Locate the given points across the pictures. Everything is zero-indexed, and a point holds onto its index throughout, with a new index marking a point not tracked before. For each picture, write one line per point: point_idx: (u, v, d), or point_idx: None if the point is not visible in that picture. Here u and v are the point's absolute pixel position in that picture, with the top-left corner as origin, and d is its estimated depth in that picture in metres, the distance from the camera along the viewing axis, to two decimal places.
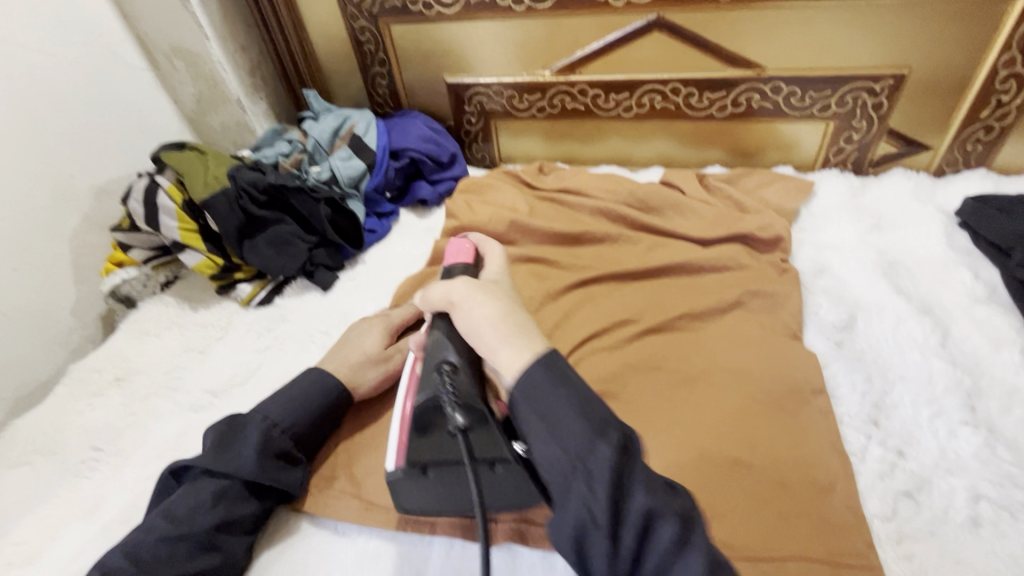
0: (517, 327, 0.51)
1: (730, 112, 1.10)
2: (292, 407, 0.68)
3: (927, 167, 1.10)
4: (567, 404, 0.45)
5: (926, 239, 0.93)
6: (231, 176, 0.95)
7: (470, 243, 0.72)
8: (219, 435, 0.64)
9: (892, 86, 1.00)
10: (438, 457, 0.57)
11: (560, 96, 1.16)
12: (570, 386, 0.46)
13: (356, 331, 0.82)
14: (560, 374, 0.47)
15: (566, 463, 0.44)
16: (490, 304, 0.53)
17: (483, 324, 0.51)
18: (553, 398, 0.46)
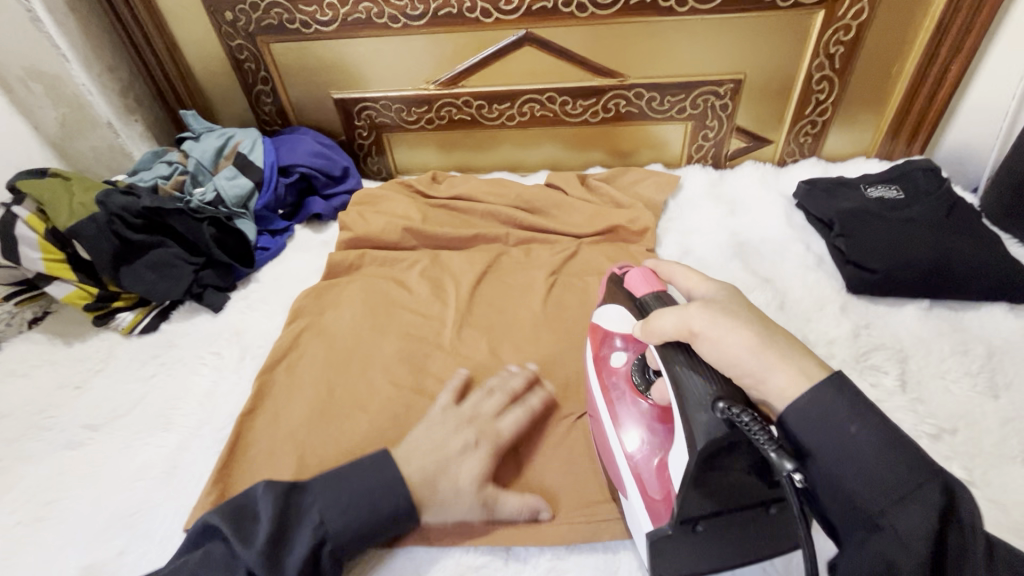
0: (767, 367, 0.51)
1: (603, 117, 1.21)
2: (350, 517, 0.59)
3: (772, 158, 1.26)
4: (844, 418, 0.46)
5: (771, 220, 1.07)
6: (100, 202, 0.91)
7: (643, 269, 0.66)
8: (270, 523, 0.57)
9: (733, 89, 1.15)
10: (710, 509, 0.52)
11: (446, 108, 1.21)
12: (880, 435, 0.45)
13: (452, 436, 0.67)
14: (843, 389, 0.47)
15: (892, 530, 0.42)
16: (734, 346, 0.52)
17: (737, 352, 0.52)
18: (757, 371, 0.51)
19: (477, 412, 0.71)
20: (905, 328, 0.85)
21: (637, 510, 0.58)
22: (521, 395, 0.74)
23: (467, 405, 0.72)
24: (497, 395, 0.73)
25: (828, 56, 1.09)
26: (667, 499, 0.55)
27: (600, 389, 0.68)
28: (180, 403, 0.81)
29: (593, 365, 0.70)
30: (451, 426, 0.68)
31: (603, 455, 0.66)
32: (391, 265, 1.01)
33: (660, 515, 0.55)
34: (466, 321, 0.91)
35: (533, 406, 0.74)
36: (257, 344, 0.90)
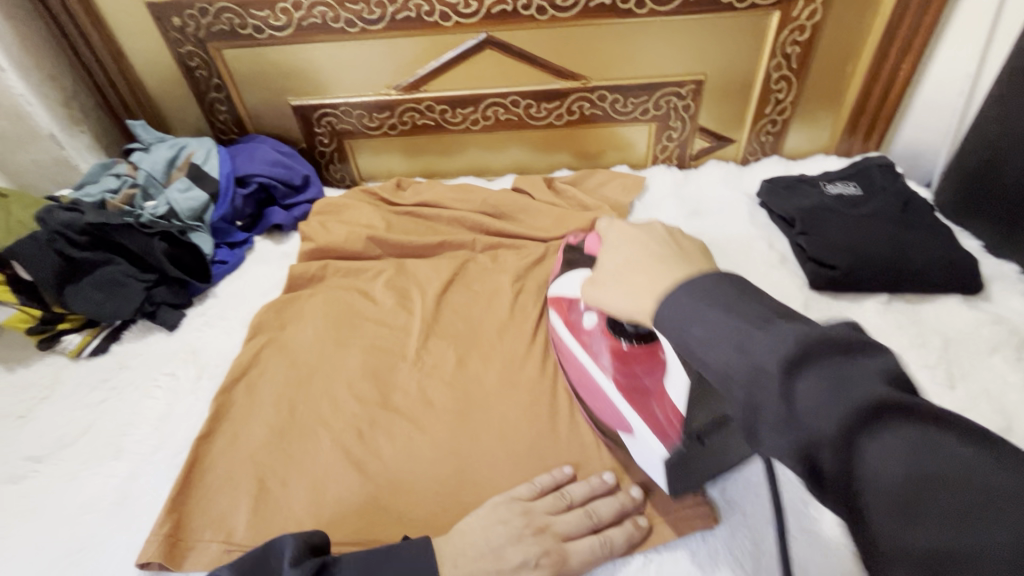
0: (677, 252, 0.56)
1: (567, 119, 1.20)
2: None
3: (735, 157, 1.28)
4: (711, 309, 0.44)
5: (735, 218, 1.08)
6: (40, 219, 0.86)
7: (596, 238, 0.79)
8: None
9: (694, 90, 1.16)
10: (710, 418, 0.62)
11: (409, 113, 1.19)
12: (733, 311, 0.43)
13: (512, 546, 0.58)
14: (702, 295, 0.45)
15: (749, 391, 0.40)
16: (614, 299, 0.56)
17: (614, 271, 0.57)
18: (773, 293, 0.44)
19: (549, 522, 0.62)
20: (865, 322, 0.86)
21: (629, 421, 0.66)
22: (603, 522, 0.64)
23: (541, 507, 0.63)
24: (578, 510, 0.64)
25: (785, 56, 1.11)
26: (669, 418, 0.63)
27: (569, 335, 0.77)
28: (133, 428, 0.78)
29: (562, 318, 0.80)
30: (512, 532, 0.59)
31: (590, 395, 0.73)
32: (355, 276, 0.99)
33: (668, 436, 0.62)
34: (433, 331, 0.89)
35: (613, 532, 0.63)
36: (215, 363, 0.86)
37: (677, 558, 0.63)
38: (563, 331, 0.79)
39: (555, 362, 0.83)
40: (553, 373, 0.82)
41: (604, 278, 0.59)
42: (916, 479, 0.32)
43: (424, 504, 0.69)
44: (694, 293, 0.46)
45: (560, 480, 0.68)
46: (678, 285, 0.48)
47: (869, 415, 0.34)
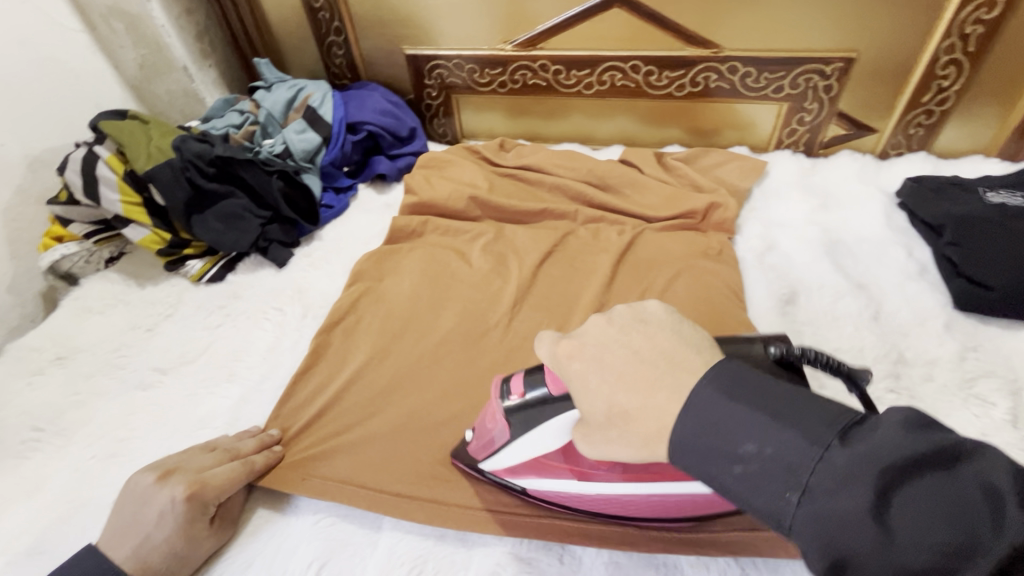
0: (655, 358, 0.42)
1: (688, 91, 1.11)
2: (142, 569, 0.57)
3: (872, 149, 1.14)
4: (731, 408, 0.38)
5: (867, 218, 0.97)
6: (176, 148, 0.92)
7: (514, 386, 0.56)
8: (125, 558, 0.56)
9: (841, 69, 1.03)
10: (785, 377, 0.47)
11: (521, 71, 1.15)
12: (759, 408, 0.37)
13: (147, 501, 0.59)
14: (727, 383, 0.39)
15: (804, 517, 0.34)
16: (617, 446, 0.44)
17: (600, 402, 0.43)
18: (810, 406, 0.37)
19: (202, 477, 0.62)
20: (1017, 355, 0.76)
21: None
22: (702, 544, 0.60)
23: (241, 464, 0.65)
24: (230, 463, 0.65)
25: (961, 37, 0.95)
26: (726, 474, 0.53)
27: (563, 484, 0.59)
28: (244, 355, 0.82)
29: (546, 471, 0.60)
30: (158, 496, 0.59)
31: (644, 511, 0.58)
32: (454, 235, 0.98)
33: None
34: (528, 301, 0.88)
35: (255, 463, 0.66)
36: (318, 304, 0.89)
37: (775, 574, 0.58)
38: (547, 484, 0.60)
39: None
40: None
41: (594, 422, 0.44)
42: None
43: None
44: (715, 382, 0.39)
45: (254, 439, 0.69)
46: (698, 379, 0.40)
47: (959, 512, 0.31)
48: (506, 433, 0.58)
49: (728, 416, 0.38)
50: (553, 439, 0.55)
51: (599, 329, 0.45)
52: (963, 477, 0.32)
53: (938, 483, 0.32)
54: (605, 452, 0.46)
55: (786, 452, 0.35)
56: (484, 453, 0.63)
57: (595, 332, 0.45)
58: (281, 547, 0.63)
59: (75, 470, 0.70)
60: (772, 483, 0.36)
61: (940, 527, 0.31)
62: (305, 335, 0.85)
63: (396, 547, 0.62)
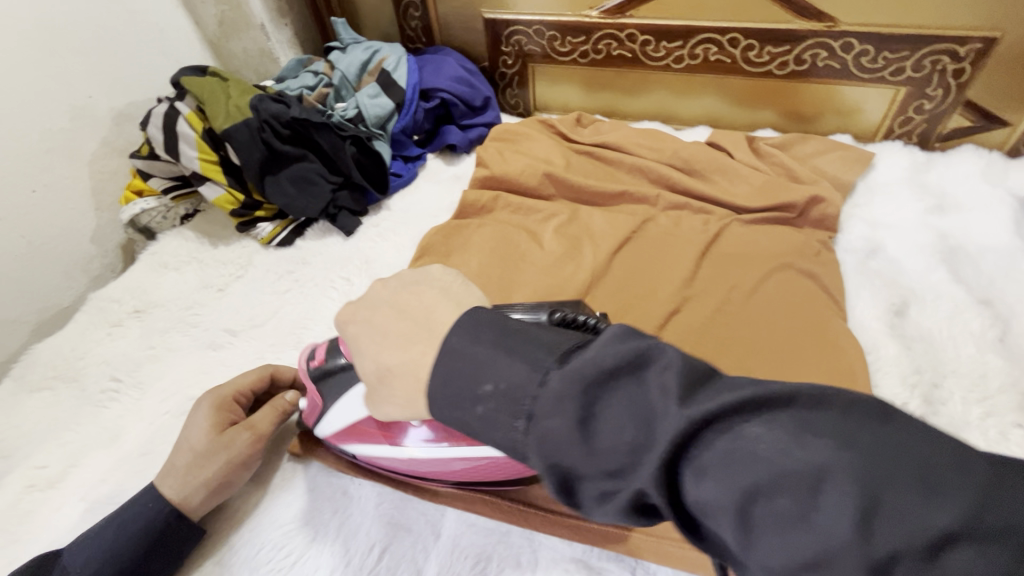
0: (414, 314, 0.44)
1: (791, 70, 1.01)
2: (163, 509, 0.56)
3: (1000, 146, 1.00)
4: (480, 350, 0.37)
5: (993, 224, 0.86)
6: (253, 107, 0.90)
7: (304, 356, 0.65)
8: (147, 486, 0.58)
9: (978, 51, 0.90)
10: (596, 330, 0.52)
11: (606, 40, 1.07)
12: (492, 344, 0.37)
13: (191, 422, 0.61)
14: (482, 327, 0.38)
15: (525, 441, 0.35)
16: (401, 405, 0.45)
17: (378, 353, 0.44)
18: (543, 338, 0.37)
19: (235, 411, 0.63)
20: None
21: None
22: None
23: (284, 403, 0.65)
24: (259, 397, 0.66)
25: None
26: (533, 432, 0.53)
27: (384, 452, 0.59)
28: (311, 323, 0.82)
29: (366, 439, 0.60)
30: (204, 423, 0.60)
31: (460, 476, 0.58)
32: (525, 214, 0.94)
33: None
34: (602, 289, 0.83)
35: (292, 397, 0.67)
36: (385, 276, 0.87)
37: None
38: (374, 451, 0.60)
39: (741, 355, 0.73)
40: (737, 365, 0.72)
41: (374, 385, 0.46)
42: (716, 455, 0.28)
43: None
44: (466, 328, 0.38)
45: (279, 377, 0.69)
46: (455, 327, 0.39)
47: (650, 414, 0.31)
48: (319, 399, 0.63)
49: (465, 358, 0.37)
50: (353, 402, 0.59)
51: (376, 294, 0.47)
52: (648, 382, 0.31)
53: (630, 392, 0.32)
54: (394, 415, 0.46)
55: (515, 386, 0.35)
56: (314, 421, 0.64)
57: (373, 296, 0.47)
58: (344, 525, 0.61)
59: (151, 424, 0.72)
60: (504, 417, 0.35)
61: (631, 428, 0.31)
62: None
63: (460, 541, 0.59)
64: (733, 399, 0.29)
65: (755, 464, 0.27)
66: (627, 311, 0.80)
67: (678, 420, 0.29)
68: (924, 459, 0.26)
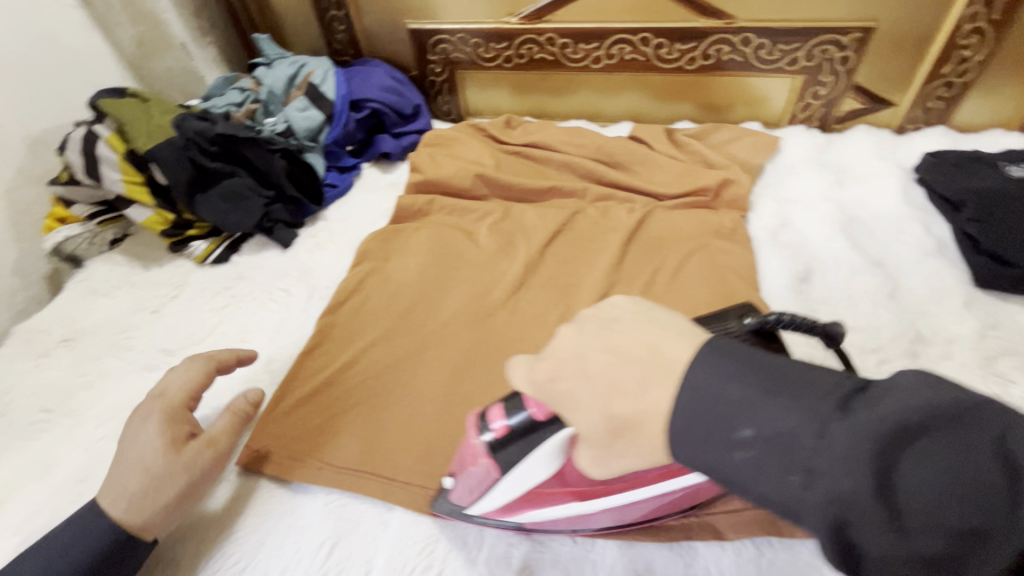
0: (640, 355, 0.36)
1: (700, 65, 1.08)
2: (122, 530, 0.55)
3: (889, 124, 1.11)
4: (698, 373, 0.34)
5: (885, 194, 0.95)
6: (177, 126, 0.90)
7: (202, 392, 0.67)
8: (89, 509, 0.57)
9: (858, 40, 1.00)
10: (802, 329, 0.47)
11: (527, 45, 1.12)
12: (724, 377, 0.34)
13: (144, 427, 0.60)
14: (729, 357, 0.35)
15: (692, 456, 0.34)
16: (626, 462, 0.37)
17: (598, 411, 0.36)
18: (721, 356, 0.35)
19: (189, 423, 0.62)
20: None
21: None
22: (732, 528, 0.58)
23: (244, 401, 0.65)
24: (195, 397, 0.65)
25: (986, 3, 0.92)
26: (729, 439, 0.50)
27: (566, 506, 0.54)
28: (250, 336, 0.82)
29: (544, 501, 0.55)
30: (153, 439, 0.58)
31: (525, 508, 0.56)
32: (460, 215, 0.97)
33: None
34: (535, 279, 0.86)
35: (239, 407, 0.66)
36: (324, 285, 0.88)
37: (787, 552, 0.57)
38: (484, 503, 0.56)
39: None
40: None
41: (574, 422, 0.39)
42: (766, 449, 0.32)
43: None
44: (720, 354, 0.35)
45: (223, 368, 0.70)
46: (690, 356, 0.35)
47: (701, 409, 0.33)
48: (494, 473, 0.52)
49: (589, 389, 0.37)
50: (537, 466, 0.51)
51: (569, 343, 0.39)
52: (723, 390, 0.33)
53: (694, 397, 0.34)
54: (624, 469, 0.38)
55: (725, 413, 0.33)
56: (470, 497, 0.57)
57: (566, 348, 0.39)
58: (291, 526, 0.62)
59: (86, 451, 0.70)
60: (704, 444, 0.33)
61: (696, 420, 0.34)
62: (311, 316, 0.84)
63: (407, 529, 0.61)
64: (862, 434, 0.29)
65: (851, 493, 0.29)
66: (560, 299, 0.83)
67: (689, 395, 0.34)
68: (941, 456, 0.29)
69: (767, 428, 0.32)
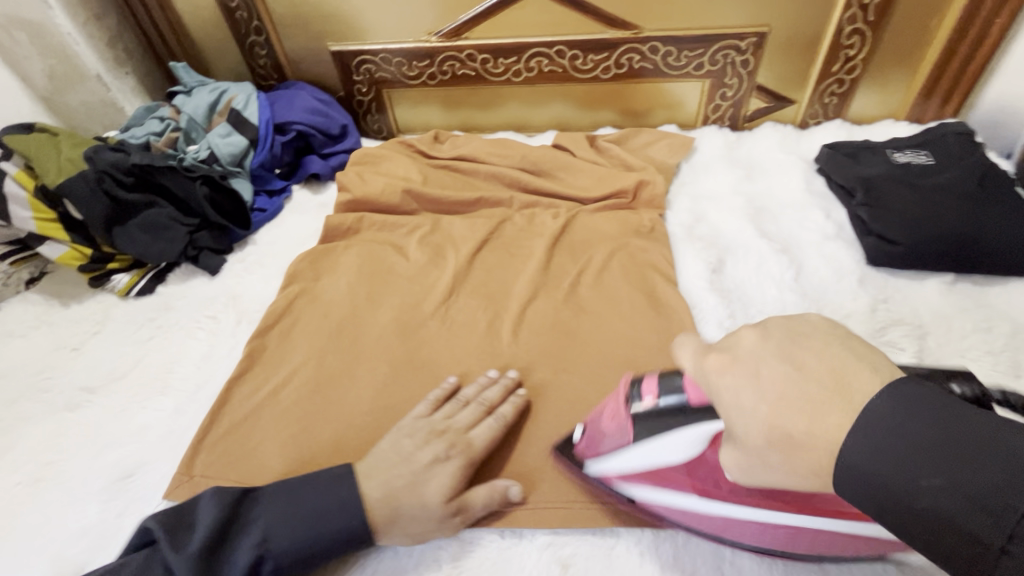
0: (820, 375, 0.37)
1: (614, 73, 1.14)
2: (296, 540, 0.55)
3: (794, 120, 1.19)
4: (890, 412, 0.35)
5: (790, 184, 1.02)
6: (88, 158, 0.88)
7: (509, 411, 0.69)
8: (210, 529, 0.55)
9: (755, 44, 1.07)
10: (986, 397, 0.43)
11: (449, 61, 1.15)
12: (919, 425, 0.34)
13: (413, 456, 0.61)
14: (937, 408, 0.34)
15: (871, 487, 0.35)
16: (775, 473, 0.40)
17: (762, 420, 0.39)
18: (941, 411, 0.34)
19: (450, 423, 0.65)
20: (924, 302, 0.82)
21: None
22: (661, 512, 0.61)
23: (440, 415, 0.66)
24: (472, 405, 0.68)
25: (861, 7, 1.01)
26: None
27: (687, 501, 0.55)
28: (177, 366, 0.81)
29: (665, 483, 0.56)
30: (417, 441, 0.62)
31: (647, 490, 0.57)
32: (390, 230, 0.98)
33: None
34: (465, 288, 0.88)
35: (507, 414, 0.68)
36: (254, 308, 0.88)
37: None
38: (652, 494, 0.57)
39: (591, 327, 0.81)
40: (589, 338, 0.80)
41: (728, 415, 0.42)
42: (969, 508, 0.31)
43: None
44: (918, 403, 0.35)
45: (449, 389, 0.71)
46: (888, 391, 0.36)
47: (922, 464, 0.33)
48: (625, 437, 0.56)
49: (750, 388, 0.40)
50: (672, 445, 0.53)
51: (755, 352, 0.41)
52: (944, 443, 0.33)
53: (910, 445, 0.34)
54: (761, 479, 0.42)
55: (914, 449, 0.33)
56: (591, 453, 0.62)
57: (747, 348, 0.42)
58: None
59: (4, 498, 0.68)
60: (894, 479, 0.34)
61: (905, 467, 0.33)
62: (240, 340, 0.84)
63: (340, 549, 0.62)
64: None
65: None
66: (490, 305, 0.86)
67: (909, 447, 0.34)
68: None
69: (946, 477, 0.32)
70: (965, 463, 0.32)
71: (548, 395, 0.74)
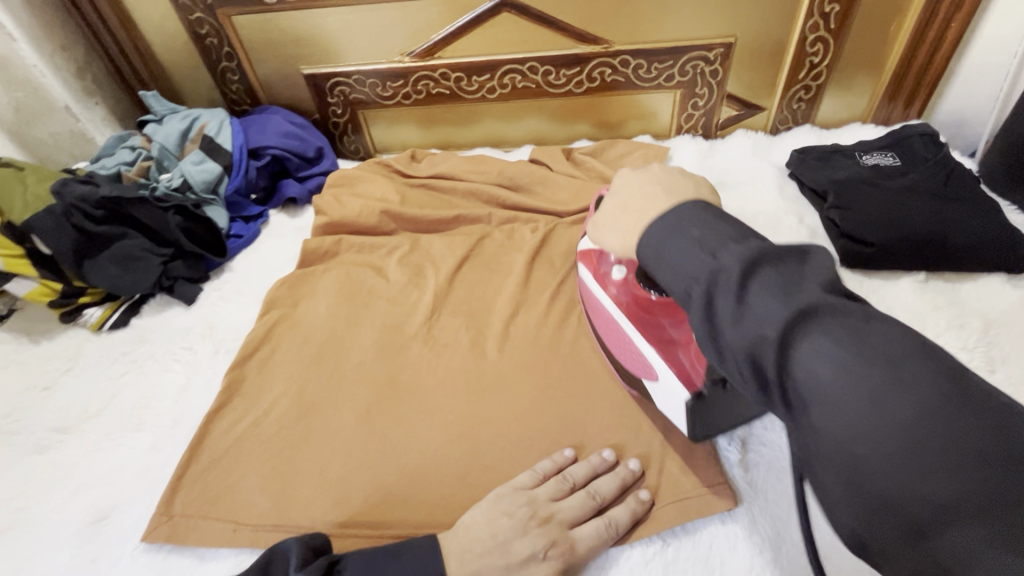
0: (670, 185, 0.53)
1: (587, 87, 1.15)
2: None
3: (764, 126, 1.21)
4: (822, 306, 0.36)
5: (763, 190, 1.03)
6: (56, 192, 0.87)
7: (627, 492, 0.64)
8: None
9: (723, 54, 1.09)
10: None
11: (423, 81, 1.15)
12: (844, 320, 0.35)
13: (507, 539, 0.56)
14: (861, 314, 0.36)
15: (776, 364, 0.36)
16: (613, 239, 0.55)
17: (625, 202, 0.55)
18: (875, 328, 0.35)
19: (554, 510, 0.59)
20: (898, 302, 0.83)
21: (652, 368, 0.63)
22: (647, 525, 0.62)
23: (543, 495, 0.61)
24: (580, 493, 0.62)
25: (823, 15, 1.03)
26: (691, 354, 0.61)
27: (589, 277, 0.75)
28: (153, 400, 0.79)
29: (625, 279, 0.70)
30: (517, 525, 0.57)
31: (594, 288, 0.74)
32: (369, 252, 0.97)
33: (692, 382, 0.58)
34: (446, 307, 0.88)
35: (620, 517, 0.61)
36: (231, 337, 0.86)
37: (694, 543, 0.61)
38: (585, 278, 0.76)
39: (574, 342, 0.81)
40: (572, 352, 0.80)
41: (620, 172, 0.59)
42: (872, 403, 0.32)
43: (442, 484, 0.67)
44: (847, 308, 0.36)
45: (560, 463, 0.66)
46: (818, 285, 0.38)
47: (851, 354, 0.34)
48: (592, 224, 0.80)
49: (675, 239, 0.45)
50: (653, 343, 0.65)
51: (661, 171, 0.57)
52: (869, 344, 0.34)
53: (839, 337, 0.34)
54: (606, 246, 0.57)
55: (842, 339, 0.34)
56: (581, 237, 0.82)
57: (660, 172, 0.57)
58: None
59: None
60: (803, 354, 0.35)
61: (824, 352, 0.34)
62: (218, 370, 0.82)
63: None
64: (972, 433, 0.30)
65: (901, 448, 0.31)
66: (471, 323, 0.85)
67: (830, 341, 0.34)
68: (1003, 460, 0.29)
69: (869, 372, 0.33)
70: (868, 379, 0.33)
71: (532, 411, 0.73)
